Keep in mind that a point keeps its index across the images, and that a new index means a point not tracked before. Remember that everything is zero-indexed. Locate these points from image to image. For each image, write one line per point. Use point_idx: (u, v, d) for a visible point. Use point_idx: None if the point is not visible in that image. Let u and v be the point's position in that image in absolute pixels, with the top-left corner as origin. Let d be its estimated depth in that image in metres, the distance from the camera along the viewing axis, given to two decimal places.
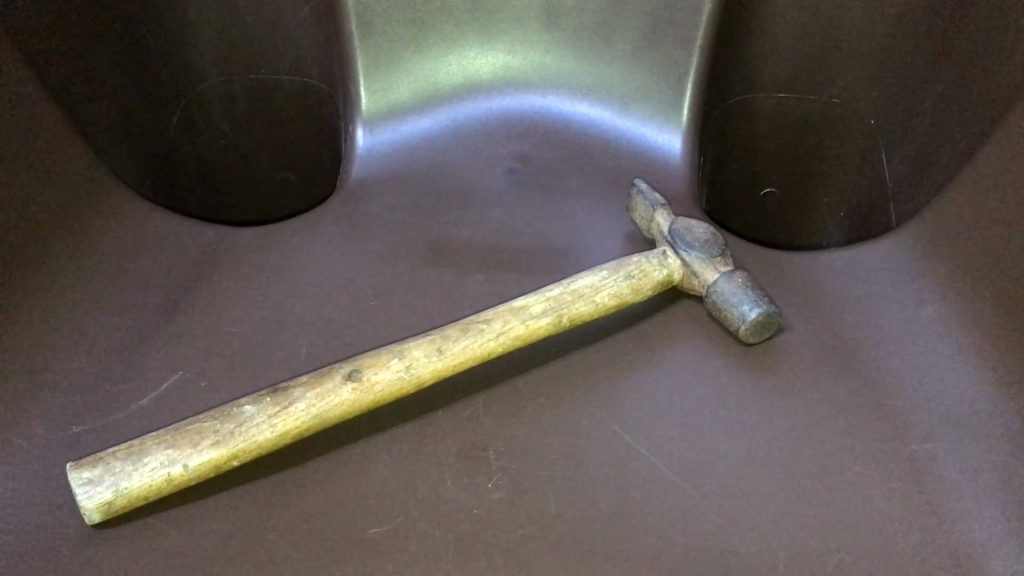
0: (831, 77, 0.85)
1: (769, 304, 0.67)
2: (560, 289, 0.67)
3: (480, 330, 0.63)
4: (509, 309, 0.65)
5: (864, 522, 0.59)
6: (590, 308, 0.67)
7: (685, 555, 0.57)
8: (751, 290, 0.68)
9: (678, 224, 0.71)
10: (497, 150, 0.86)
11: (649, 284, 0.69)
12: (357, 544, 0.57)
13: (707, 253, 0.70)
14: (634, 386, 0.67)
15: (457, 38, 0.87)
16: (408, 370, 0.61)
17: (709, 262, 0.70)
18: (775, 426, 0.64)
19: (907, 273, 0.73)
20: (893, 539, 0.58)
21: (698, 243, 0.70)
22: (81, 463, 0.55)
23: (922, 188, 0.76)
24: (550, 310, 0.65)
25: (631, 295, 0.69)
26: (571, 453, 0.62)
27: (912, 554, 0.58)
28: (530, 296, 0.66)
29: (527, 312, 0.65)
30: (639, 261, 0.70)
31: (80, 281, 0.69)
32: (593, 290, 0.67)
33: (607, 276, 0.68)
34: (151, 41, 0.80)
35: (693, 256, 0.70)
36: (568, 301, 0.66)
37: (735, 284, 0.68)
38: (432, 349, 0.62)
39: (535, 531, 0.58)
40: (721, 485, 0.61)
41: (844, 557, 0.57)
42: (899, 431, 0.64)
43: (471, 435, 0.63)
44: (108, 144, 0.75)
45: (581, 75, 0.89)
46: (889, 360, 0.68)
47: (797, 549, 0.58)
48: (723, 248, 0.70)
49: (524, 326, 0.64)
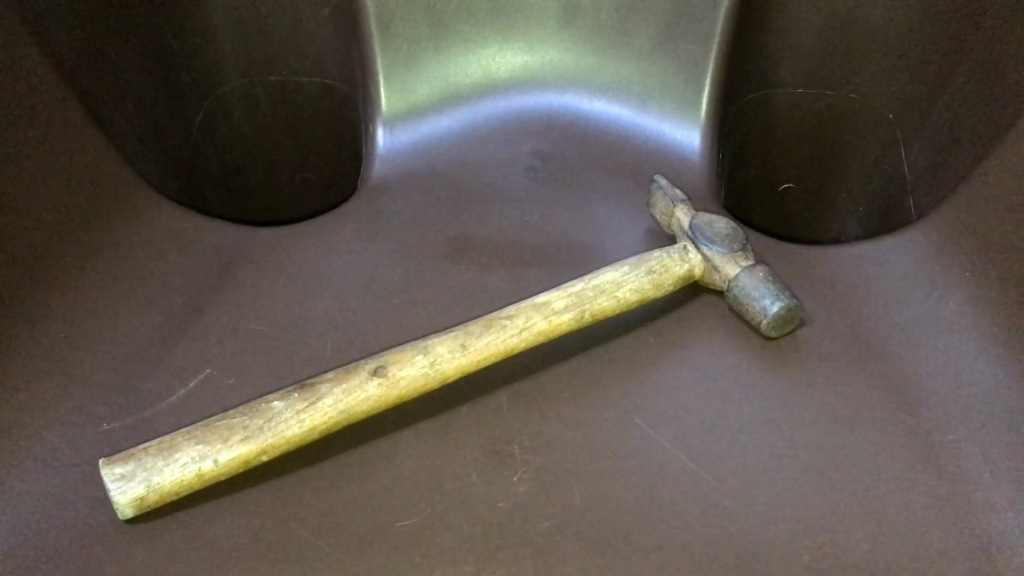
0: (849, 72, 0.85)
1: (789, 297, 0.67)
2: (582, 285, 0.67)
3: (503, 326, 0.64)
4: (531, 306, 0.65)
5: (888, 513, 0.60)
6: (612, 304, 0.67)
7: (710, 547, 0.58)
8: (772, 284, 0.68)
9: (699, 219, 0.72)
10: (517, 148, 0.86)
11: (669, 279, 0.70)
12: (385, 537, 0.57)
13: (728, 247, 0.70)
14: (657, 380, 0.67)
15: (475, 37, 0.88)
16: (433, 366, 0.62)
17: (730, 256, 0.70)
18: (797, 418, 0.65)
19: (927, 266, 0.73)
20: (918, 531, 0.59)
21: (718, 238, 0.70)
22: (114, 460, 0.55)
23: (944, 183, 0.76)
24: (572, 305, 0.66)
25: (652, 291, 0.69)
26: (595, 447, 0.63)
27: (937, 545, 0.58)
28: (552, 292, 0.67)
29: (549, 308, 0.65)
30: (659, 257, 0.70)
31: (107, 282, 0.70)
32: (615, 285, 0.68)
33: (628, 272, 0.69)
34: (174, 45, 0.81)
35: (713, 251, 0.70)
36: (590, 296, 0.67)
37: (756, 278, 0.69)
38: (456, 344, 0.63)
39: (562, 523, 0.58)
40: (744, 477, 0.61)
41: (869, 548, 0.58)
42: (922, 422, 0.64)
43: (496, 430, 0.63)
44: (134, 145, 0.76)
45: (598, 74, 0.89)
46: (912, 353, 0.68)
47: (823, 541, 0.58)
48: (743, 243, 0.71)
49: (547, 321, 0.65)
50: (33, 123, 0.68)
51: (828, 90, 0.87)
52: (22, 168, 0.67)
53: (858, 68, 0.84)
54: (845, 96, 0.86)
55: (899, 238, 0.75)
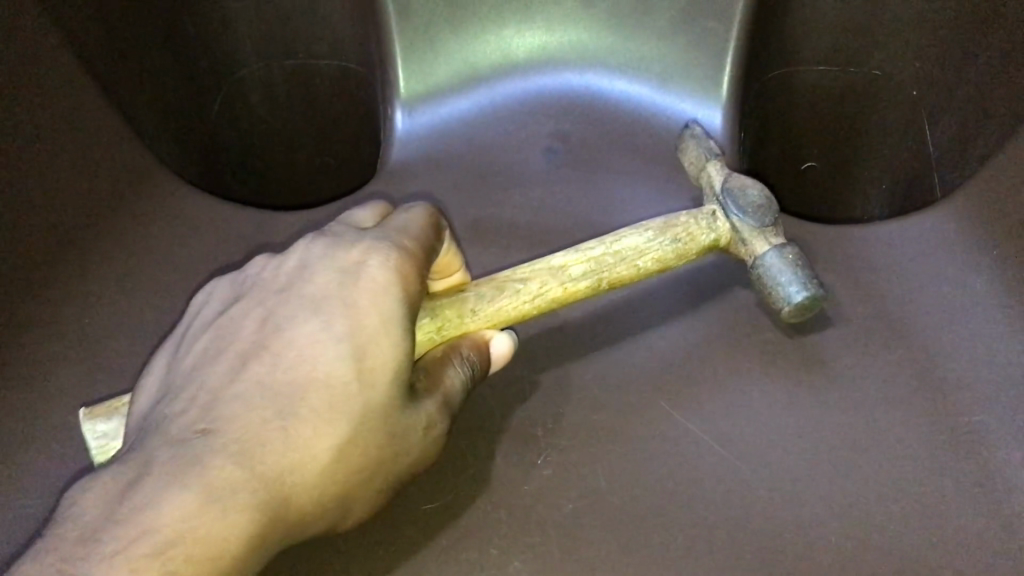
0: (871, 49, 0.84)
1: (816, 287, 0.66)
2: (602, 249, 0.63)
3: (517, 291, 0.61)
4: (547, 268, 0.62)
5: (914, 495, 0.60)
6: (630, 273, 0.64)
7: (729, 526, 0.59)
8: (801, 269, 0.66)
9: (733, 183, 0.69)
10: (538, 128, 0.86)
11: (694, 249, 0.67)
12: (407, 517, 0.60)
13: (760, 221, 0.67)
14: (682, 361, 0.67)
15: (494, 18, 0.87)
16: (439, 331, 0.58)
17: (760, 230, 0.68)
18: (821, 400, 0.65)
19: (956, 243, 0.72)
20: (945, 514, 0.59)
21: (751, 209, 0.67)
22: (95, 413, 0.56)
23: (966, 159, 0.76)
24: (590, 273, 0.62)
25: (674, 260, 0.66)
26: (621, 430, 0.63)
27: (962, 528, 0.58)
28: (570, 254, 0.63)
29: (566, 273, 0.62)
30: (687, 222, 0.67)
31: (131, 267, 0.72)
32: (637, 253, 0.64)
33: (653, 238, 0.65)
34: (191, 29, 0.82)
35: (744, 223, 0.68)
36: (609, 264, 0.63)
37: (783, 260, 0.67)
38: (465, 309, 0.59)
39: (586, 506, 0.60)
40: (769, 462, 0.62)
41: (894, 531, 0.58)
42: (953, 403, 0.64)
43: (518, 414, 0.65)
44: (156, 130, 0.77)
45: (619, 53, 0.88)
46: (943, 333, 0.68)
47: (846, 523, 0.59)
48: (775, 217, 0.68)
49: (562, 287, 0.62)
50: (45, 110, 0.69)
51: (849, 67, 0.85)
52: (38, 151, 0.68)
53: (883, 42, 0.83)
54: (869, 73, 0.85)
55: (927, 215, 0.74)
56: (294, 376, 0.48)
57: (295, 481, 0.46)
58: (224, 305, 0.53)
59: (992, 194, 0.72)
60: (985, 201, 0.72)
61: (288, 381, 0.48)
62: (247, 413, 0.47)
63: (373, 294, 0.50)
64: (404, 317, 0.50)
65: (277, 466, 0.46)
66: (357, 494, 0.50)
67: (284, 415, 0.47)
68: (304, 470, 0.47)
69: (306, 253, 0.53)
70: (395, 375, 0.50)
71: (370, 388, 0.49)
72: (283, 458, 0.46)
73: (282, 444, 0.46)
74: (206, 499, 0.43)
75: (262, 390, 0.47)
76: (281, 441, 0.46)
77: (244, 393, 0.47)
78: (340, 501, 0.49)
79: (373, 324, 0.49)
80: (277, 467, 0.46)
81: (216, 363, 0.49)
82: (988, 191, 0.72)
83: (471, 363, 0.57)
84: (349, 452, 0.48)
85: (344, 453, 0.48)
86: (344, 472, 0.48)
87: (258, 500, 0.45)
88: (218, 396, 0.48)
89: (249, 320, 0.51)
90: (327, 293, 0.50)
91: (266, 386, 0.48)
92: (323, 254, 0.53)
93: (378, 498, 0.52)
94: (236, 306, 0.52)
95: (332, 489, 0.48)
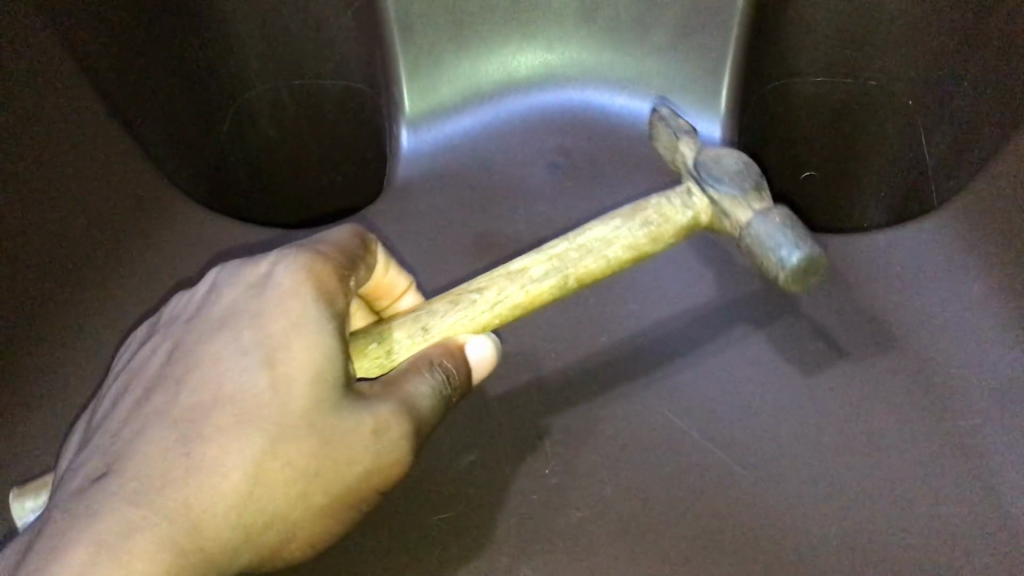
0: (867, 58, 0.85)
1: (810, 246, 0.57)
2: (565, 245, 0.58)
3: (472, 302, 0.58)
4: (506, 274, 0.58)
5: (905, 497, 0.64)
6: (599, 265, 0.58)
7: (729, 530, 0.63)
8: (791, 230, 0.58)
9: (704, 154, 0.61)
10: (541, 143, 0.88)
11: (670, 230, 0.60)
12: (422, 526, 0.65)
13: (738, 187, 0.59)
14: (680, 370, 0.72)
15: (495, 38, 0.89)
16: (388, 354, 0.58)
17: (742, 197, 0.59)
18: (813, 405, 0.69)
19: (955, 250, 0.74)
20: (935, 515, 0.63)
21: (727, 176, 0.59)
22: (24, 492, 0.57)
23: (960, 168, 0.77)
24: (552, 270, 0.58)
25: (649, 246, 0.59)
26: (627, 440, 0.69)
27: (950, 527, 0.62)
28: (529, 257, 0.58)
29: (525, 276, 0.58)
30: (657, 204, 0.60)
31: (150, 285, 0.74)
32: (604, 243, 0.58)
33: (621, 224, 0.59)
34: (200, 52, 0.84)
35: (722, 193, 0.59)
36: (573, 258, 0.58)
37: (771, 224, 0.58)
38: (416, 329, 0.58)
39: (593, 514, 0.65)
40: (767, 465, 0.66)
41: (885, 532, 0.62)
42: (946, 407, 0.68)
43: (527, 425, 0.70)
44: (168, 152, 0.79)
45: (618, 69, 0.90)
46: (938, 339, 0.71)
47: (838, 523, 0.63)
48: (756, 181, 0.59)
49: (522, 291, 0.58)
50: (61, 135, 0.71)
51: (848, 76, 0.87)
52: (54, 175, 0.70)
53: (880, 51, 0.84)
54: (863, 83, 0.87)
55: (924, 225, 0.76)
56: (199, 399, 0.48)
57: (207, 504, 0.45)
58: (137, 352, 0.54)
59: (982, 204, 0.74)
60: (977, 211, 0.74)
61: (193, 405, 0.48)
62: (149, 446, 0.47)
63: (285, 298, 0.51)
64: (321, 316, 0.50)
65: (183, 492, 0.45)
66: (292, 511, 0.48)
67: (188, 440, 0.47)
68: (213, 491, 0.46)
69: (215, 282, 0.55)
70: (317, 376, 0.49)
71: (285, 395, 0.48)
72: (187, 482, 0.46)
73: (186, 469, 0.46)
74: (103, 545, 0.43)
75: (166, 419, 0.48)
76: (186, 463, 0.46)
77: (150, 427, 0.48)
78: (271, 521, 0.47)
79: (283, 329, 0.50)
80: (185, 494, 0.45)
81: (125, 406, 0.50)
82: (978, 201, 0.74)
83: (446, 371, 0.55)
84: (268, 466, 0.47)
85: (264, 468, 0.47)
86: (269, 487, 0.47)
87: (162, 531, 0.44)
88: (126, 435, 0.48)
89: (158, 356, 0.52)
90: (236, 311, 0.51)
91: (170, 415, 0.48)
92: (232, 277, 0.54)
93: (326, 518, 0.49)
94: (150, 346, 0.54)
95: (255, 509, 0.46)
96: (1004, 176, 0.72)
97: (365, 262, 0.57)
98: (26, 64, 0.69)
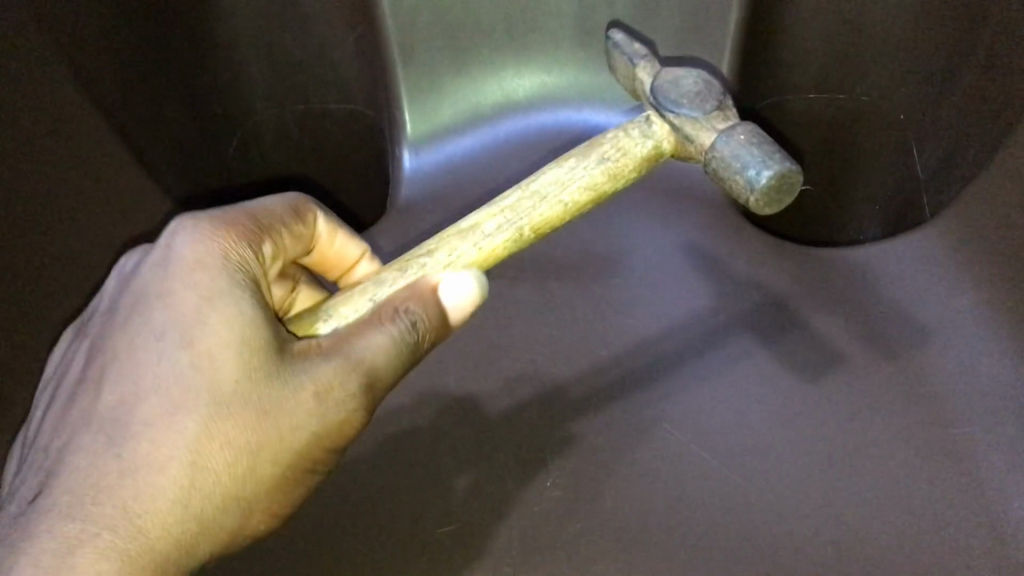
0: (859, 74, 0.85)
1: (780, 158, 0.55)
2: (518, 194, 0.57)
3: (423, 265, 0.56)
4: (457, 233, 0.57)
5: (892, 505, 0.66)
6: (557, 210, 0.57)
7: (719, 540, 0.66)
8: (759, 145, 0.56)
9: (662, 78, 0.60)
10: (540, 163, 0.92)
11: (629, 164, 0.58)
12: (426, 536, 0.68)
13: (699, 109, 0.58)
14: (680, 379, 0.75)
15: (494, 62, 0.92)
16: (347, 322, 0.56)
17: (704, 120, 0.58)
18: (809, 410, 0.72)
19: (948, 258, 0.75)
20: (919, 523, 0.65)
21: (686, 98, 0.58)
22: None
23: (948, 182, 0.77)
24: (506, 224, 0.56)
25: (608, 184, 0.58)
26: (625, 452, 0.71)
27: (932, 535, 0.65)
28: (481, 212, 0.57)
29: (478, 232, 0.56)
30: (614, 139, 0.59)
31: None
32: (559, 186, 0.57)
33: (577, 165, 0.57)
34: (206, 80, 0.85)
35: (682, 117, 0.58)
36: (526, 207, 0.57)
37: (736, 143, 0.56)
38: (366, 300, 0.56)
39: (592, 524, 0.68)
40: (762, 473, 0.69)
41: (869, 542, 0.65)
42: (937, 415, 0.70)
43: (530, 438, 0.73)
44: (179, 177, 0.84)
45: (616, 90, 0.92)
46: (933, 350, 0.73)
47: (825, 531, 0.66)
48: (717, 99, 0.58)
49: (476, 249, 0.56)
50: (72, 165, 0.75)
51: (841, 92, 0.87)
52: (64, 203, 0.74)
53: (872, 68, 0.84)
54: (857, 98, 0.86)
55: (914, 237, 0.78)
56: (121, 394, 0.48)
57: (151, 502, 0.46)
58: (59, 353, 0.54)
59: (959, 221, 0.75)
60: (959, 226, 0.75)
61: (116, 403, 0.48)
62: (77, 455, 0.47)
63: (193, 273, 0.51)
64: (233, 288, 0.51)
65: (122, 497, 0.46)
66: (244, 489, 0.49)
67: (116, 441, 0.47)
68: (156, 490, 0.47)
69: (122, 268, 0.54)
70: (240, 347, 0.49)
71: (208, 374, 0.49)
72: (127, 485, 0.46)
73: (121, 472, 0.47)
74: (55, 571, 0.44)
75: (90, 424, 0.48)
76: (118, 465, 0.47)
77: (74, 432, 0.48)
78: (221, 503, 0.49)
79: (195, 306, 0.50)
80: (126, 499, 0.46)
81: (51, 415, 0.50)
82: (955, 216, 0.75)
83: (413, 316, 0.53)
84: (205, 451, 0.48)
85: (202, 454, 0.48)
86: (212, 471, 0.48)
87: (113, 541, 0.45)
88: (53, 447, 0.48)
89: (75, 356, 0.52)
90: (143, 292, 0.51)
91: (93, 417, 0.48)
92: (137, 259, 0.54)
93: (281, 480, 0.51)
94: (71, 347, 0.53)
95: (201, 497, 0.48)
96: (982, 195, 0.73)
97: (274, 231, 0.59)
98: (40, 101, 0.72)
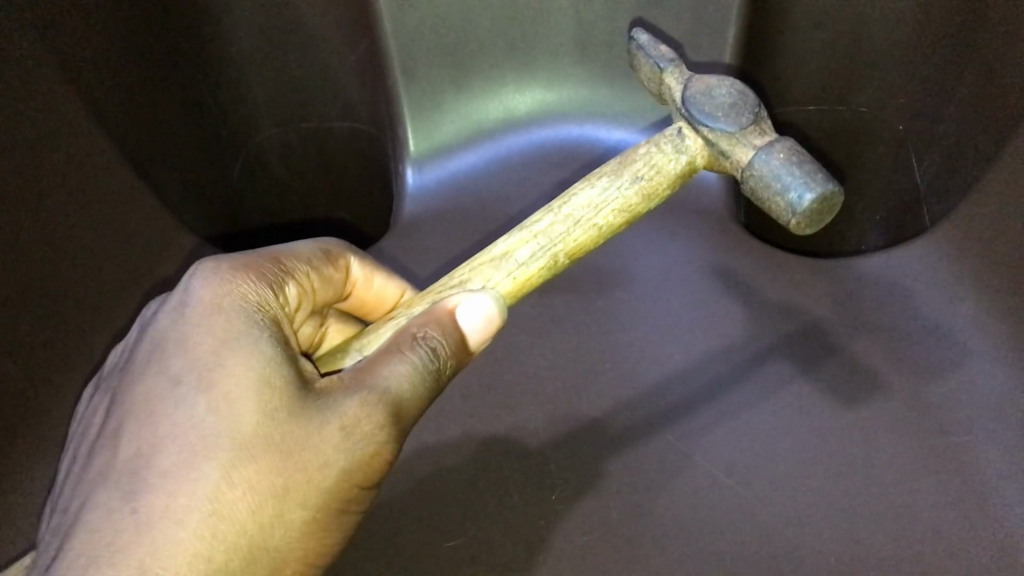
0: (855, 86, 0.85)
1: (823, 179, 0.55)
2: (550, 220, 0.56)
3: None
4: (488, 260, 0.56)
5: (889, 514, 0.70)
6: (587, 236, 0.56)
7: (720, 552, 0.69)
8: (799, 164, 0.55)
9: (695, 89, 0.59)
10: (541, 179, 0.93)
11: (663, 182, 0.58)
12: (437, 549, 0.71)
13: (736, 124, 0.57)
14: (686, 395, 0.78)
15: (495, 80, 0.93)
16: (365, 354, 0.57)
17: (739, 134, 0.57)
18: (811, 422, 0.75)
19: (945, 274, 0.79)
20: (916, 533, 0.68)
21: (722, 112, 0.57)
22: None
23: (949, 190, 0.78)
24: (539, 253, 0.56)
25: (642, 204, 0.57)
26: (632, 465, 0.75)
27: (926, 545, 0.68)
28: (512, 238, 0.57)
29: (510, 260, 0.56)
30: (646, 156, 0.58)
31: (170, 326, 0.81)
32: (591, 211, 0.56)
33: (609, 186, 0.57)
34: (212, 99, 0.86)
35: (718, 132, 0.57)
36: (556, 236, 0.56)
37: (776, 162, 0.56)
38: None
39: (598, 536, 0.71)
40: (766, 485, 0.72)
41: (867, 550, 0.68)
42: (939, 426, 0.73)
43: (542, 452, 0.76)
44: (185, 194, 0.85)
45: (615, 106, 0.94)
46: (934, 360, 0.77)
47: (821, 542, 0.69)
48: (754, 112, 0.58)
49: (510, 279, 0.56)
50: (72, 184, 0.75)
51: (839, 104, 0.87)
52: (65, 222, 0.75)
53: (867, 80, 0.84)
54: (855, 110, 0.86)
55: (913, 248, 0.81)
56: (136, 448, 0.48)
57: (168, 555, 0.45)
58: (83, 413, 0.54)
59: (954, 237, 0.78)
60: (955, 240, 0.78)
61: (133, 455, 0.48)
62: (93, 513, 0.46)
63: (208, 316, 0.52)
64: (249, 331, 0.52)
65: (138, 555, 0.44)
66: (272, 538, 0.47)
67: (134, 496, 0.46)
68: (173, 541, 0.45)
69: (141, 324, 0.55)
70: (256, 386, 0.49)
71: (226, 419, 0.48)
72: (142, 539, 0.45)
73: (137, 526, 0.45)
74: None
75: (106, 481, 0.47)
76: (136, 522, 0.45)
77: (91, 493, 0.47)
78: (249, 558, 0.47)
79: (211, 349, 0.50)
80: (141, 554, 0.44)
81: (70, 478, 0.50)
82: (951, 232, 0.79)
83: (432, 343, 0.53)
84: (223, 497, 0.46)
85: (224, 502, 0.46)
86: (235, 519, 0.46)
87: None
88: (71, 510, 0.48)
89: (96, 416, 0.52)
90: (158, 343, 0.51)
91: (110, 473, 0.47)
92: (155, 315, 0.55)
93: (311, 527, 0.49)
94: (92, 410, 0.53)
95: (223, 547, 0.46)
96: (979, 208, 0.75)
97: (298, 272, 0.60)
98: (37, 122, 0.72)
